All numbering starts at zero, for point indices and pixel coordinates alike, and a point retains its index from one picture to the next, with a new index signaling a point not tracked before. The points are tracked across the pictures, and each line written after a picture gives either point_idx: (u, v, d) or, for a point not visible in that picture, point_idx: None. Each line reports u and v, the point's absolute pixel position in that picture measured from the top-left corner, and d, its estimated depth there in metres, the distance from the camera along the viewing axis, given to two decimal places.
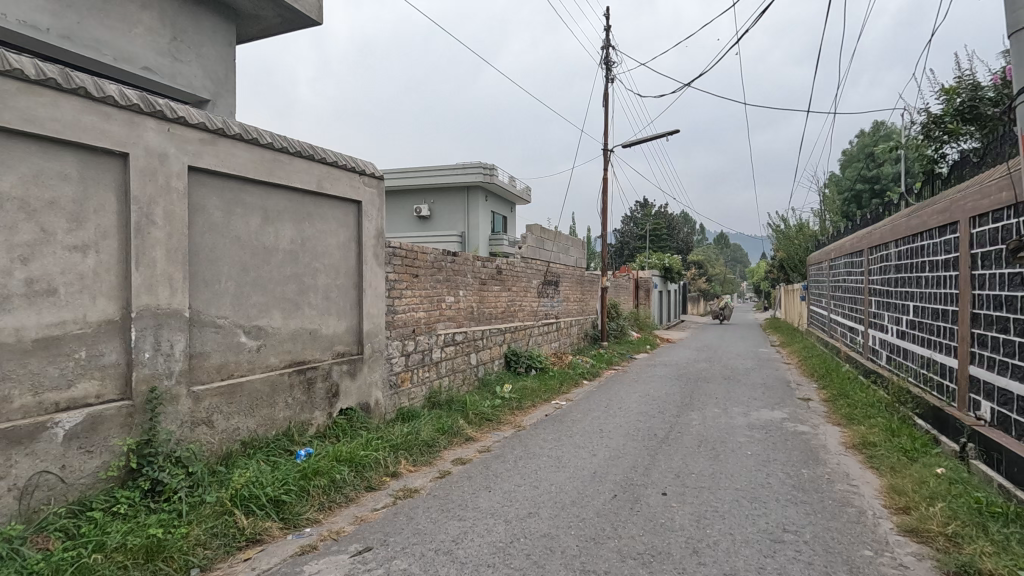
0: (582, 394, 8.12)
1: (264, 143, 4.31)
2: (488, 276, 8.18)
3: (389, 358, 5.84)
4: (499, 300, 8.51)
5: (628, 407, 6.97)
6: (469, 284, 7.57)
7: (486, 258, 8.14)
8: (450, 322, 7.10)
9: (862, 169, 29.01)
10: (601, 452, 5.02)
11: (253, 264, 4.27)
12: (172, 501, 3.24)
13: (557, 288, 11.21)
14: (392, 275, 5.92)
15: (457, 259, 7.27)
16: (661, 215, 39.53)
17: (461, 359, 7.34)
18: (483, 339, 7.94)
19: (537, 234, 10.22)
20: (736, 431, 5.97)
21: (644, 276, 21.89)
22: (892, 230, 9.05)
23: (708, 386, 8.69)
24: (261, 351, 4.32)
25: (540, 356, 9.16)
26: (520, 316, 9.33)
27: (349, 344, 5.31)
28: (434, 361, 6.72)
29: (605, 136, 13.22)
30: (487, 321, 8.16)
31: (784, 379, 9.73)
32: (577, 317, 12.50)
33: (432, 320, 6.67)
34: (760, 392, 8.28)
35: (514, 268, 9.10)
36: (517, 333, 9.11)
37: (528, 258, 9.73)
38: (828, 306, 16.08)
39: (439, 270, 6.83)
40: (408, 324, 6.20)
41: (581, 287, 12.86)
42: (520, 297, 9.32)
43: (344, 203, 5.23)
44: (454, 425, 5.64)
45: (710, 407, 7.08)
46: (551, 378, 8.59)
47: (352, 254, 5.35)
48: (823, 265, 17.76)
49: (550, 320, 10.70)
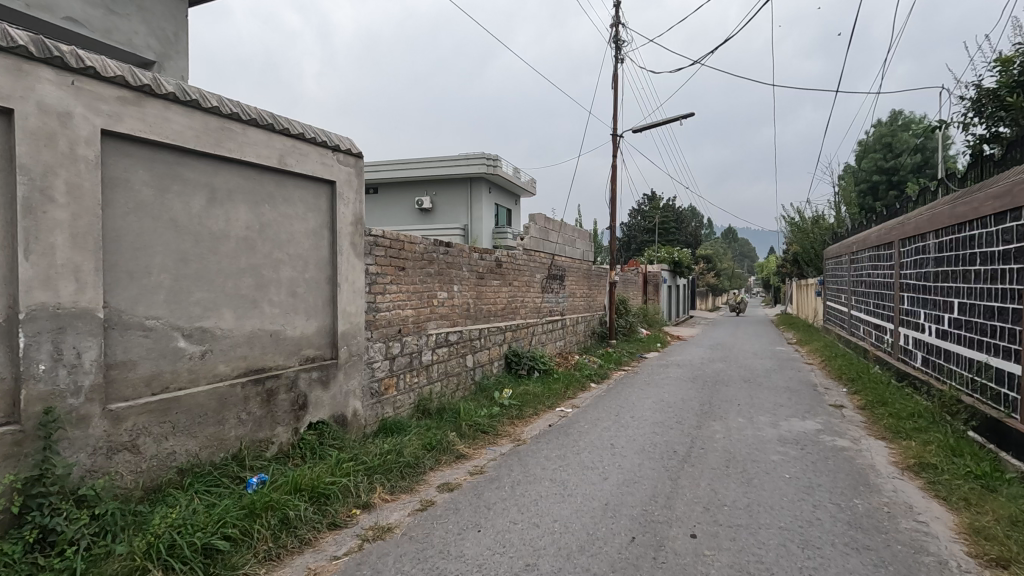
0: (589, 399, 7.37)
1: (208, 107, 3.57)
2: (486, 269, 7.43)
3: (369, 362, 5.11)
4: (498, 295, 7.76)
5: (642, 416, 6.22)
6: (465, 278, 6.83)
7: (484, 250, 7.39)
8: (442, 321, 6.36)
9: (879, 160, 28.02)
10: (614, 475, 4.28)
11: (196, 254, 3.54)
12: (66, 556, 2.52)
13: (562, 283, 10.45)
14: (374, 267, 5.19)
15: (451, 251, 6.53)
16: (670, 209, 38.63)
17: (455, 361, 6.61)
18: (480, 340, 7.20)
19: (542, 224, 9.45)
20: (767, 446, 5.21)
21: (653, 271, 21.10)
22: (933, 219, 8.21)
23: (728, 390, 7.92)
24: (206, 358, 3.61)
25: (544, 357, 8.41)
26: (522, 313, 8.58)
27: (321, 347, 4.59)
28: (424, 365, 5.99)
29: (614, 121, 12.41)
30: (486, 319, 7.43)
31: (809, 382, 8.96)
32: (584, 313, 11.75)
33: (421, 319, 5.94)
34: (786, 398, 7.51)
35: (515, 261, 8.35)
36: (519, 332, 8.36)
37: (531, 251, 8.98)
38: (849, 302, 15.22)
39: (430, 263, 6.09)
40: (394, 323, 5.47)
41: (588, 282, 12.10)
42: (522, 293, 8.58)
43: (314, 184, 4.50)
44: (443, 440, 4.91)
45: (733, 416, 6.33)
46: (556, 381, 7.84)
47: (324, 243, 4.61)
48: (841, 258, 16.90)
49: (555, 317, 9.95)
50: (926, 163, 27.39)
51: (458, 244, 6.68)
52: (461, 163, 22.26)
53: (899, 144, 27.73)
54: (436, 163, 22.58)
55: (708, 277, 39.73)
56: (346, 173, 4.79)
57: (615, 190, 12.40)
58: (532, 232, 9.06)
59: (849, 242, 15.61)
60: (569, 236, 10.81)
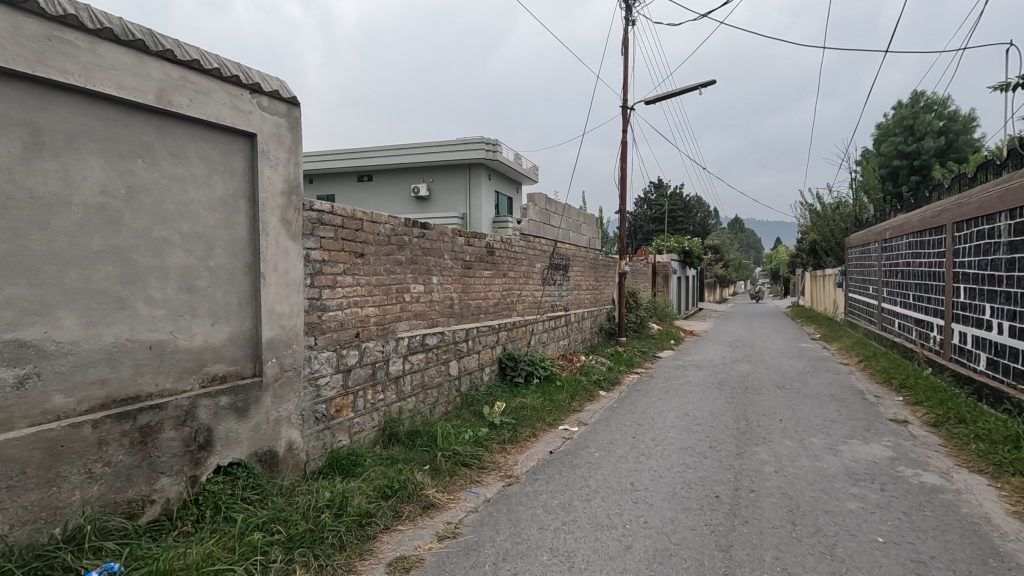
0: (599, 414, 6.14)
1: (22, 3, 2.33)
2: (475, 258, 6.17)
3: (312, 378, 3.89)
4: (489, 289, 6.51)
5: (666, 439, 5.00)
6: (446, 268, 5.57)
7: (472, 234, 6.12)
8: (417, 321, 5.11)
9: (900, 144, 26.54)
10: (639, 541, 3.06)
11: (5, 229, 2.31)
12: None
13: (565, 274, 9.19)
14: (320, 253, 3.94)
15: (428, 233, 5.26)
16: (678, 198, 37.22)
17: (434, 370, 5.37)
18: (466, 343, 5.95)
19: (542, 206, 8.18)
20: (835, 486, 3.98)
21: (664, 261, 19.81)
22: (1005, 195, 6.91)
23: (762, 401, 6.68)
24: (29, 386, 2.39)
25: (545, 361, 7.18)
26: (518, 310, 7.32)
27: (237, 361, 3.37)
28: (392, 378, 4.76)
29: (624, 93, 11.11)
30: (474, 318, 6.19)
31: (853, 388, 7.71)
32: (590, 308, 10.52)
33: (388, 319, 4.70)
34: (834, 411, 6.27)
35: (510, 249, 7.09)
36: (514, 332, 7.12)
37: (529, 236, 7.72)
38: (880, 295, 13.90)
39: (399, 248, 4.83)
40: (348, 326, 4.24)
41: (595, 273, 10.83)
42: (519, 286, 7.33)
43: (222, 136, 3.25)
44: (407, 483, 3.70)
45: (778, 438, 5.10)
46: (559, 391, 6.60)
47: (241, 219, 3.37)
48: (869, 247, 15.55)
49: (557, 313, 8.70)
50: (950, 147, 25.90)
51: (437, 225, 5.41)
52: (459, 148, 20.91)
53: (921, 126, 26.23)
54: (431, 148, 21.26)
55: (717, 268, 38.31)
56: (273, 124, 3.53)
57: (625, 171, 11.08)
58: (532, 215, 7.80)
59: (880, 229, 14.26)
60: (573, 221, 9.54)
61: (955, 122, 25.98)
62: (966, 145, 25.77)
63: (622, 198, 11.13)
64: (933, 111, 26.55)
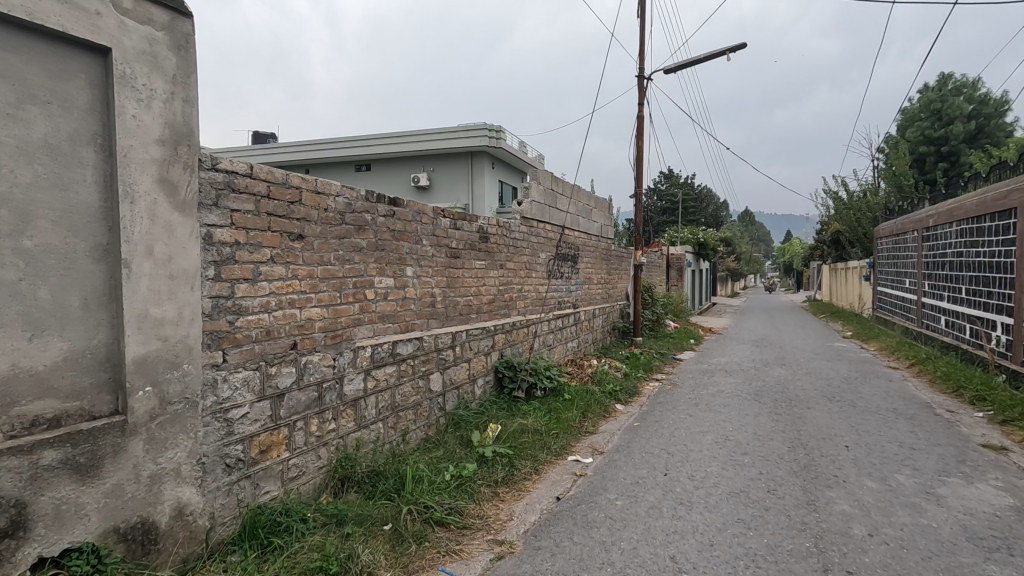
0: (617, 437, 4.97)
1: None
2: (464, 245, 5.00)
3: (220, 411, 2.74)
4: (483, 283, 5.35)
5: (708, 479, 3.83)
6: (424, 257, 4.40)
7: (461, 215, 4.95)
8: (385, 325, 3.96)
9: (926, 129, 25.02)
10: None
11: None
12: None
13: (574, 266, 8.00)
14: (232, 232, 2.79)
15: (399, 211, 4.08)
16: (690, 189, 35.85)
17: (409, 388, 4.22)
18: (453, 350, 4.80)
19: (547, 186, 6.98)
20: (961, 561, 2.80)
21: (678, 253, 18.55)
22: None
23: (815, 419, 5.48)
24: None
25: (550, 369, 6.01)
26: (518, 308, 6.14)
27: (83, 394, 2.22)
28: (349, 400, 3.61)
29: (640, 63, 9.87)
30: (463, 319, 5.02)
31: (916, 400, 6.49)
32: (602, 305, 9.33)
33: (342, 323, 3.55)
34: (908, 433, 5.07)
35: (508, 234, 5.89)
36: (513, 335, 5.95)
37: (533, 221, 6.53)
38: (920, 289, 12.62)
39: (357, 228, 3.67)
40: (279, 335, 3.08)
41: (607, 264, 9.63)
42: (519, 279, 6.15)
43: (43, 44, 2.08)
44: (350, 564, 2.56)
45: (854, 477, 3.92)
46: (568, 407, 5.42)
47: (85, 178, 2.21)
48: (906, 237, 14.22)
49: (565, 311, 7.53)
50: (980, 132, 24.40)
51: (412, 201, 4.23)
52: (459, 134, 19.67)
53: (949, 109, 24.69)
54: (430, 134, 20.03)
55: (729, 261, 36.94)
56: (141, 37, 2.36)
57: (641, 150, 9.84)
58: (535, 196, 6.60)
59: (920, 216, 12.93)
60: (583, 205, 8.34)
61: (986, 105, 24.48)
62: (999, 130, 24.20)
63: (638, 180, 9.91)
64: (963, 95, 25.03)
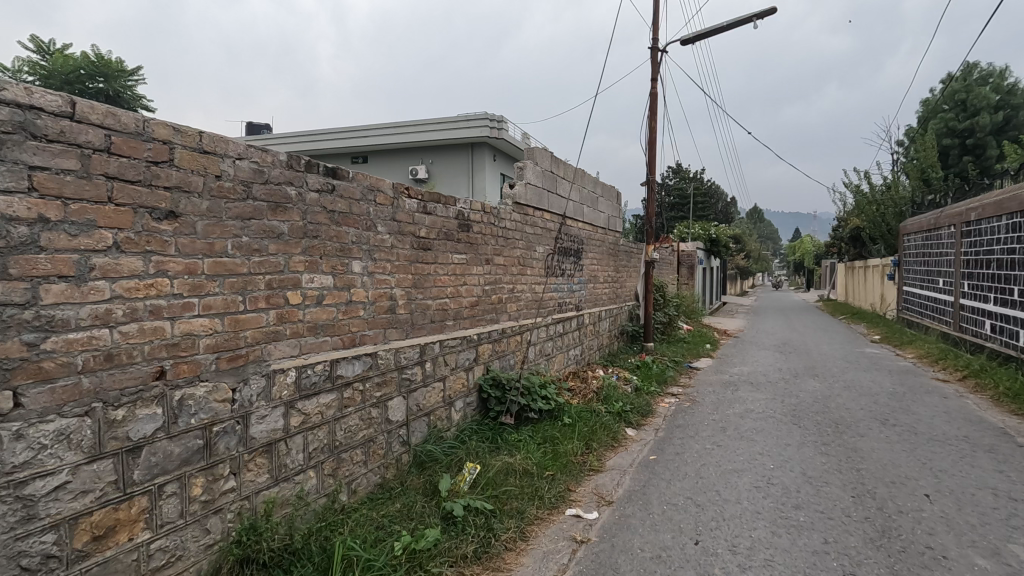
0: (628, 477, 3.93)
1: None
2: (437, 235, 3.96)
3: (6, 486, 1.73)
4: (463, 283, 4.32)
5: (754, 554, 2.80)
6: (379, 248, 3.37)
7: (432, 195, 3.92)
8: (319, 340, 2.94)
9: (951, 120, 23.73)
10: None
11: None
12: None
13: (576, 261, 6.96)
14: (31, 204, 1.79)
15: (339, 186, 3.06)
16: (700, 184, 34.66)
17: (355, 420, 3.21)
18: (419, 368, 3.78)
19: (546, 168, 5.92)
20: None
21: (689, 250, 17.46)
22: None
23: (874, 451, 4.42)
24: None
25: (546, 386, 4.98)
26: (508, 312, 5.10)
27: None
28: (258, 446, 2.59)
29: (654, 36, 8.79)
30: (435, 327, 3.99)
31: (987, 424, 5.40)
32: (610, 306, 8.30)
33: (247, 339, 2.53)
34: (998, 474, 3.99)
35: (497, 223, 4.85)
36: (502, 345, 4.91)
37: (528, 209, 5.49)
38: (959, 289, 11.48)
39: (272, 206, 2.65)
40: (129, 361, 2.06)
41: (615, 261, 8.57)
42: (510, 278, 5.11)
43: None
44: None
45: (953, 551, 2.87)
46: (567, 436, 4.38)
47: None
48: (941, 233, 13.05)
49: (566, 315, 6.49)
50: (1008, 123, 23.10)
51: (360, 174, 3.21)
52: (458, 123, 18.57)
53: (975, 100, 23.40)
54: (428, 124, 18.91)
55: (739, 259, 35.71)
56: None
57: (652, 132, 8.77)
58: (531, 178, 5.54)
59: (959, 210, 11.77)
60: (588, 192, 7.27)
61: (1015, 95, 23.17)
62: None
63: (649, 166, 8.85)
64: (989, 84, 23.73)
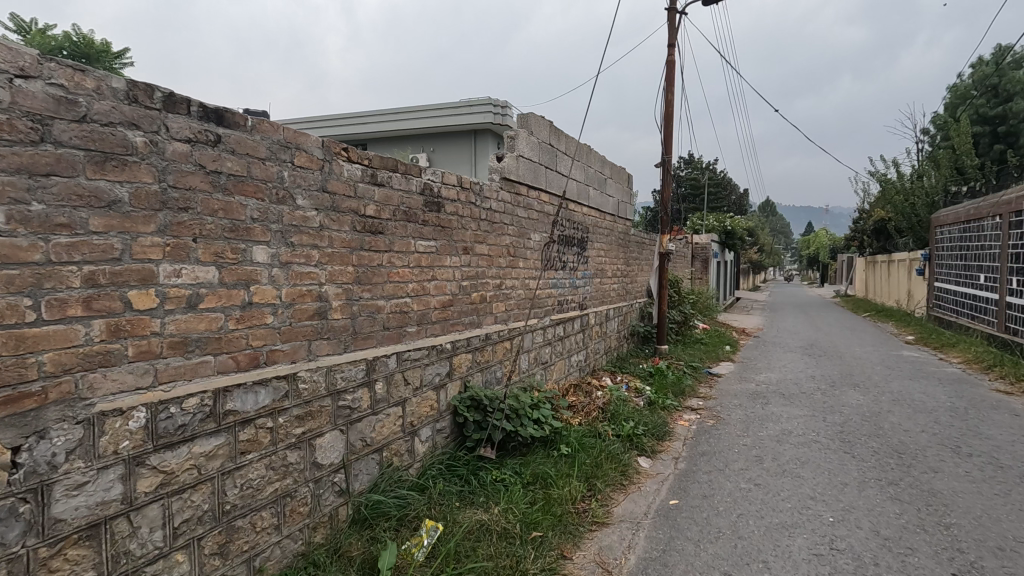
0: (641, 535, 2.97)
1: None
2: (392, 214, 3.01)
3: None
4: (431, 277, 3.37)
5: None
6: (299, 229, 2.42)
7: (385, 161, 2.97)
8: (192, 361, 2.00)
9: (982, 107, 22.28)
10: None
11: None
12: None
13: (580, 252, 5.99)
14: None
15: (229, 136, 2.11)
16: (713, 175, 33.41)
17: (259, 472, 2.27)
18: (364, 392, 2.84)
19: (544, 140, 4.94)
20: None
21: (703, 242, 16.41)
22: None
23: (959, 496, 3.43)
24: None
25: (539, 406, 4.03)
26: (494, 314, 4.14)
27: None
28: (71, 532, 1.67)
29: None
30: (391, 336, 3.05)
31: None
32: (618, 304, 7.34)
33: (44, 366, 1.60)
34: None
35: (478, 202, 3.88)
36: (484, 355, 3.97)
37: (521, 187, 4.52)
38: (1005, 286, 10.37)
39: (98, 158, 1.71)
40: None
41: (625, 252, 7.58)
42: (496, 272, 4.15)
43: None
44: None
45: None
46: (563, 475, 3.43)
47: None
48: (982, 223, 11.90)
49: (567, 315, 5.53)
50: None
51: (265, 123, 2.26)
52: None
53: (1008, 85, 21.96)
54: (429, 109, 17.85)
55: (752, 253, 34.49)
56: None
57: (668, 107, 7.74)
58: (524, 150, 4.57)
59: (1007, 199, 10.60)
60: (594, 172, 6.29)
61: None
62: None
63: (665, 145, 7.82)
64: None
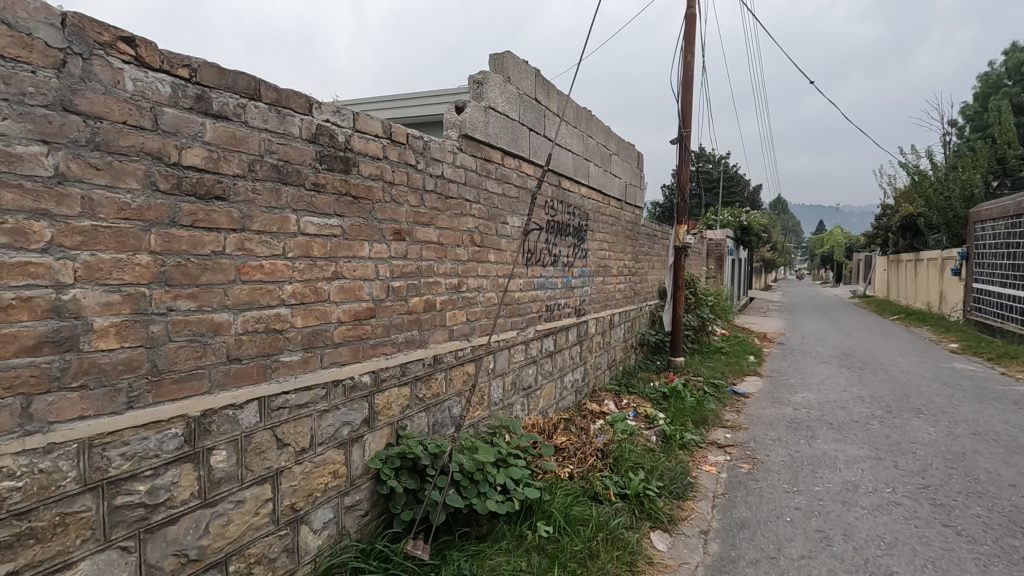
0: None
1: None
2: (245, 167, 1.80)
3: None
4: (330, 276, 2.15)
5: None
6: None
7: (228, 78, 1.75)
8: None
9: (1018, 95, 20.70)
10: None
11: None
12: None
13: (577, 244, 4.76)
14: None
15: None
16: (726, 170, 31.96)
17: None
18: (180, 477, 1.63)
19: (526, 91, 3.70)
20: None
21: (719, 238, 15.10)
22: None
23: None
24: None
25: (511, 459, 2.80)
26: (448, 328, 2.92)
27: None
28: None
29: None
30: (247, 370, 1.84)
31: None
32: (625, 307, 6.11)
33: None
34: None
35: (420, 165, 2.66)
36: (429, 386, 2.75)
37: (491, 150, 3.29)
38: None
39: None
40: None
41: (633, 246, 6.34)
42: (451, 267, 2.93)
43: None
44: None
45: None
46: None
47: None
48: None
49: (558, 324, 4.31)
50: None
51: None
52: None
53: None
54: None
55: (766, 251, 33.06)
56: None
57: (687, 71, 6.47)
58: (497, 101, 3.33)
59: None
60: (596, 144, 5.05)
61: None
62: None
63: (682, 117, 6.55)
64: None
